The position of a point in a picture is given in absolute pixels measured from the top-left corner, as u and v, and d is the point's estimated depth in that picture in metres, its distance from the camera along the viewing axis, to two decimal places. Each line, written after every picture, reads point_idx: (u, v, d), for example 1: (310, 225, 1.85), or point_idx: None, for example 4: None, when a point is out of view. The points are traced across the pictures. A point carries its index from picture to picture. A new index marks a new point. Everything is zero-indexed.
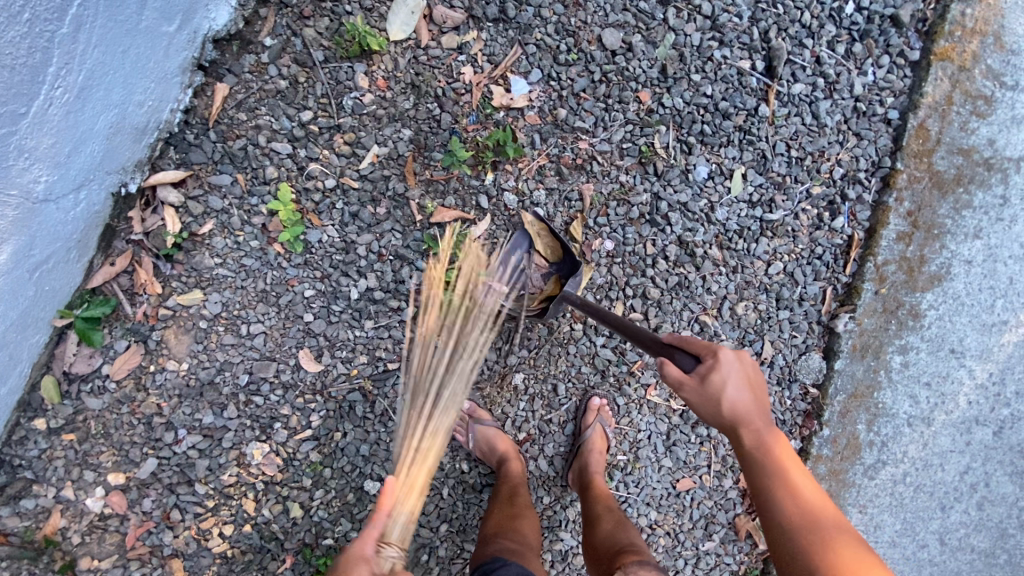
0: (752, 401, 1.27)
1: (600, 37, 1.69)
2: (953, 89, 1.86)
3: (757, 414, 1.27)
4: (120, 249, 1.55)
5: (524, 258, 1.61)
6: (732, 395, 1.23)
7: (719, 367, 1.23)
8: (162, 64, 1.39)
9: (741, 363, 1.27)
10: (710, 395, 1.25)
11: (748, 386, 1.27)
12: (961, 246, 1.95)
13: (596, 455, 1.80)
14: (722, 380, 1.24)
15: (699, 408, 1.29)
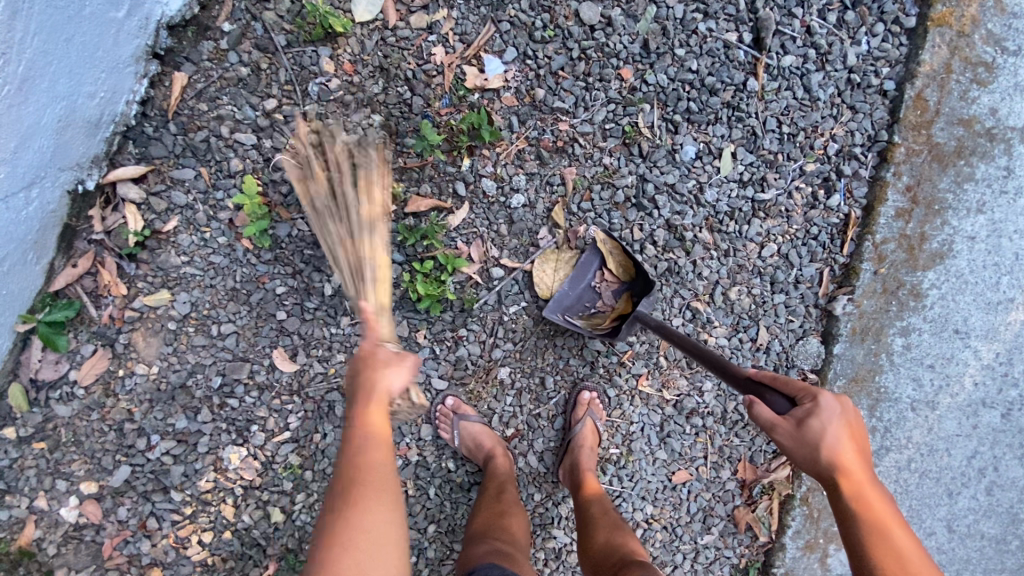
0: (855, 453, 1.10)
1: (577, 12, 1.61)
2: (953, 56, 1.77)
3: (863, 471, 1.09)
4: (81, 249, 1.48)
5: (596, 277, 1.72)
6: (833, 445, 1.07)
7: (824, 414, 1.09)
8: (112, 52, 1.32)
9: (846, 411, 1.11)
10: (808, 443, 1.10)
11: (851, 436, 1.11)
12: (964, 222, 1.87)
13: (586, 451, 1.73)
14: (824, 427, 1.09)
15: (792, 455, 1.12)
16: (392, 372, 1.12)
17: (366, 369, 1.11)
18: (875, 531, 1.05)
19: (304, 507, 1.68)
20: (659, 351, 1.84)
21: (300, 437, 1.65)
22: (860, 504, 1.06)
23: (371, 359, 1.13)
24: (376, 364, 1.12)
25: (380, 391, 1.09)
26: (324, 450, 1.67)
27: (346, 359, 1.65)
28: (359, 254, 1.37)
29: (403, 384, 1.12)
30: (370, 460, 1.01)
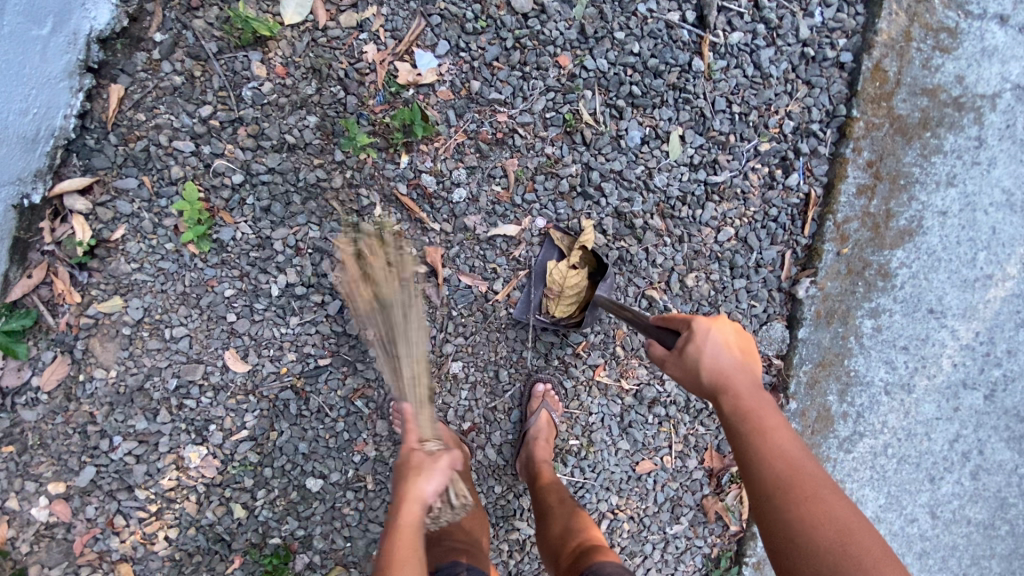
0: (737, 366, 1.21)
1: (509, 1, 1.59)
2: (911, 23, 1.70)
3: (744, 381, 1.20)
4: (36, 261, 1.54)
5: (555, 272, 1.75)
6: (705, 362, 1.20)
7: (698, 338, 1.21)
8: (42, 69, 1.37)
9: (721, 330, 1.22)
10: (691, 366, 1.22)
11: (731, 351, 1.22)
12: (933, 196, 1.78)
13: (540, 443, 1.73)
14: (700, 347, 1.21)
15: (682, 381, 1.25)
16: (416, 478, 1.13)
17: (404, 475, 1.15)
18: (753, 432, 1.13)
19: (266, 503, 1.71)
20: (615, 340, 1.82)
21: (257, 435, 1.69)
22: (738, 411, 1.17)
23: (411, 460, 1.18)
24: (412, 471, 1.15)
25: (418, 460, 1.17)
26: (281, 447, 1.70)
27: (297, 358, 1.67)
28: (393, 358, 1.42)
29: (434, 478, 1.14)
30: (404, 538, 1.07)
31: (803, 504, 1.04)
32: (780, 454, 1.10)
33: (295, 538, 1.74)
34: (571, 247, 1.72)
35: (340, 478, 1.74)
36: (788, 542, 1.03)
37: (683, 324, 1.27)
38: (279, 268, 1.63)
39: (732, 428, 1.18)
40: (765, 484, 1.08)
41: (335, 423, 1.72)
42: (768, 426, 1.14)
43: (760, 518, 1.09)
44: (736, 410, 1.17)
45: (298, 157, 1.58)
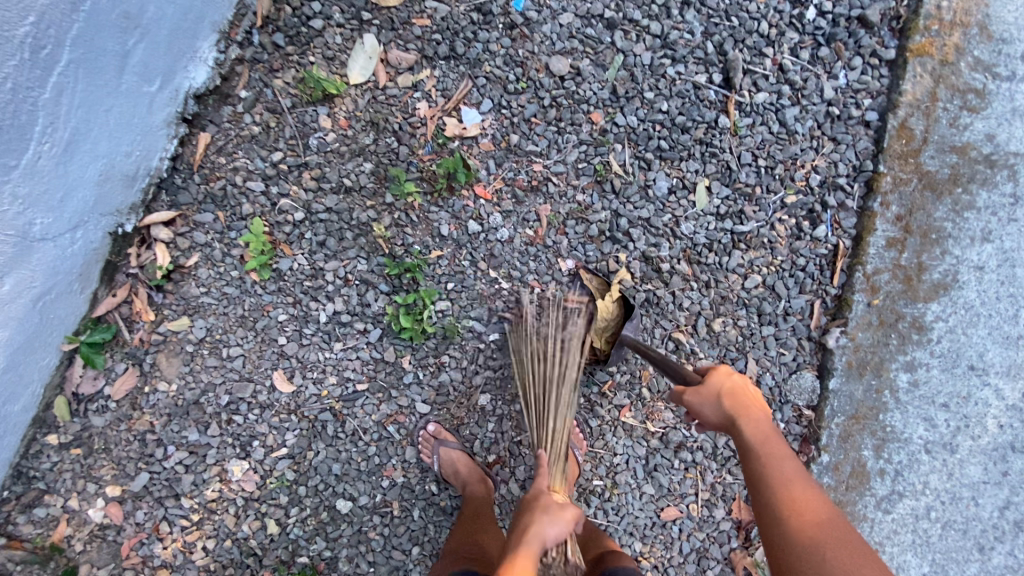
0: (753, 400, 1.28)
1: (547, 64, 1.75)
2: (936, 84, 1.75)
3: (758, 414, 1.26)
4: (120, 282, 1.74)
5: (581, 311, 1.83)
6: (724, 395, 1.27)
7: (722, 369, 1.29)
8: (146, 118, 1.57)
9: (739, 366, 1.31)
10: (710, 392, 1.28)
11: (747, 388, 1.29)
12: (968, 251, 1.78)
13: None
14: (722, 376, 1.28)
15: (700, 407, 1.30)
16: (556, 518, 1.29)
17: (534, 509, 1.33)
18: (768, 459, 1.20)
19: (298, 521, 1.80)
20: (641, 382, 1.85)
21: (295, 453, 1.80)
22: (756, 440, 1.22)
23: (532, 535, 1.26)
24: (541, 506, 1.33)
25: (557, 504, 1.34)
26: (316, 466, 1.80)
27: (337, 382, 1.80)
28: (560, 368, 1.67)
29: (570, 523, 1.30)
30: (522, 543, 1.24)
31: (813, 527, 1.10)
32: (792, 484, 1.16)
33: (322, 558, 1.80)
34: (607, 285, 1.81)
35: (368, 501, 1.81)
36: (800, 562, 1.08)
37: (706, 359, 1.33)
38: (328, 296, 1.78)
39: (747, 456, 1.22)
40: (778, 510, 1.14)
41: (367, 447, 1.81)
42: (781, 458, 1.20)
43: (771, 541, 1.14)
44: (755, 438, 1.22)
45: (353, 198, 1.76)
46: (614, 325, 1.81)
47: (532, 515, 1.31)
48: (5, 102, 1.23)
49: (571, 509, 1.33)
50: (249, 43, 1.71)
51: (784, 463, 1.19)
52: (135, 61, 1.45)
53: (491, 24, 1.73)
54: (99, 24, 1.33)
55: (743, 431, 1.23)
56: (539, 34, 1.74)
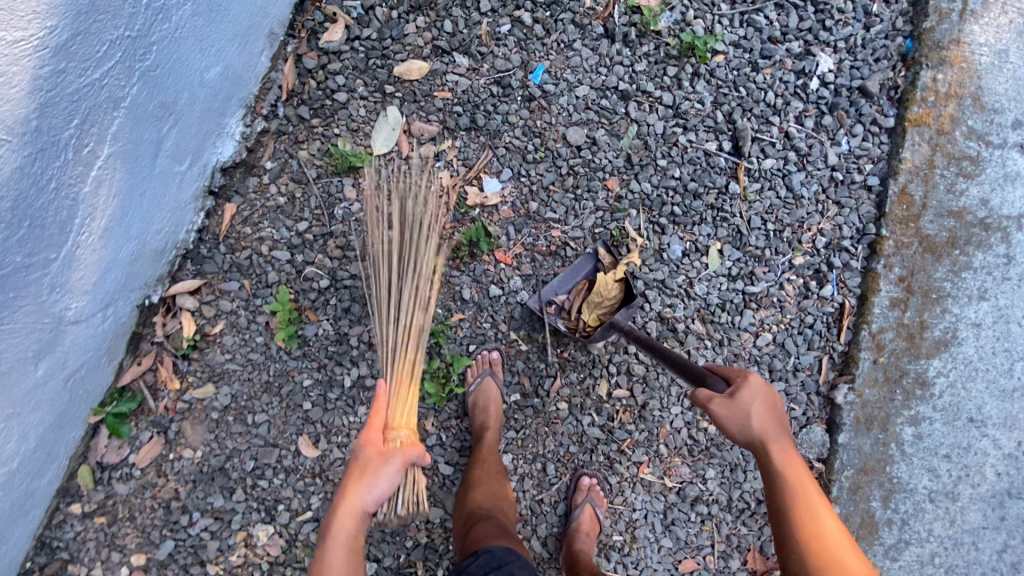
0: (778, 424, 1.30)
1: (565, 135, 1.81)
2: (934, 152, 1.84)
3: (783, 436, 1.30)
4: (145, 350, 1.75)
5: (579, 288, 1.80)
6: (756, 411, 1.29)
7: (751, 387, 1.30)
8: (176, 195, 1.60)
9: (768, 387, 1.32)
10: (743, 414, 1.29)
11: (775, 411, 1.31)
12: (966, 309, 1.87)
13: (584, 535, 1.81)
14: (751, 396, 1.29)
15: (731, 428, 1.30)
16: (376, 476, 1.30)
17: (352, 476, 1.30)
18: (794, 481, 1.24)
19: None
20: (658, 439, 1.91)
21: (320, 516, 1.81)
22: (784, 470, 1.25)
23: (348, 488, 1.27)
24: (359, 470, 1.31)
25: (379, 460, 1.33)
26: None
27: None
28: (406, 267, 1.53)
29: (391, 483, 1.31)
30: (345, 517, 1.24)
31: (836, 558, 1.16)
32: (814, 511, 1.21)
33: None
34: (615, 265, 1.79)
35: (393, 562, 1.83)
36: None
37: (736, 376, 1.34)
38: (353, 361, 1.81)
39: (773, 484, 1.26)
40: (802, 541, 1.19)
41: None
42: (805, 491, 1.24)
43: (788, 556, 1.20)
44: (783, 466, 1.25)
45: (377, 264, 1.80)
46: (610, 305, 1.77)
47: (353, 482, 1.28)
48: (48, 201, 1.24)
49: (392, 462, 1.33)
50: (275, 115, 1.74)
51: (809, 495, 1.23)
52: (169, 146, 1.48)
53: (510, 96, 1.80)
54: (138, 117, 1.35)
55: (772, 458, 1.26)
56: (556, 105, 1.81)
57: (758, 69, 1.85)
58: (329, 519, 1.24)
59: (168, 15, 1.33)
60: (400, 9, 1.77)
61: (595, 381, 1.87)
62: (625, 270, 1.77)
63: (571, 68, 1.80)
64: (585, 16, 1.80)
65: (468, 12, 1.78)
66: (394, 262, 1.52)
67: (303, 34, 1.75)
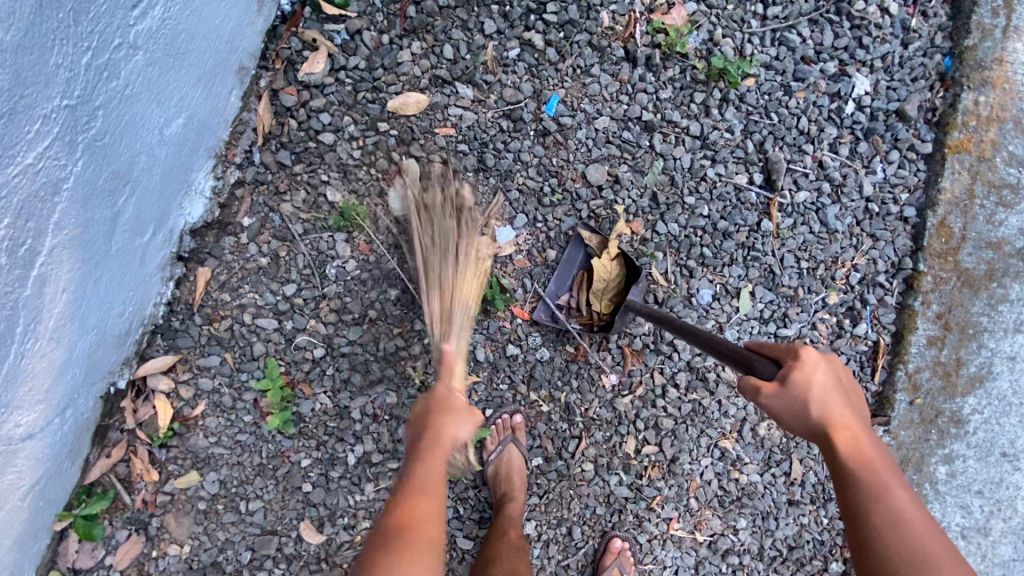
0: (842, 406, 1.04)
1: (584, 173, 1.62)
2: (973, 181, 1.74)
3: (853, 421, 1.04)
4: (114, 439, 1.52)
5: (577, 275, 1.64)
6: (819, 394, 1.02)
7: (811, 368, 1.01)
8: (140, 270, 1.38)
9: (827, 363, 1.04)
10: (798, 401, 1.02)
11: (839, 389, 1.05)
12: (1002, 343, 1.78)
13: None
14: (811, 377, 1.01)
15: (787, 420, 1.04)
16: (455, 426, 1.20)
17: (435, 417, 1.20)
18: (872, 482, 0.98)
19: None
20: (689, 493, 1.79)
21: None
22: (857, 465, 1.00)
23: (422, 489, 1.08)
24: (446, 412, 1.22)
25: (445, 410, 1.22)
26: None
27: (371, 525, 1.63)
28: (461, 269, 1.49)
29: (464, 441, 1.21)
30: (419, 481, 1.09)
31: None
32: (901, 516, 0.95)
33: None
34: (604, 244, 1.63)
35: None
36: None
37: (784, 352, 1.07)
38: (356, 435, 1.61)
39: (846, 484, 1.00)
40: (894, 558, 0.92)
41: None
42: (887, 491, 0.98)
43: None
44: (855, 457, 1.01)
45: (379, 327, 1.58)
46: (617, 285, 1.63)
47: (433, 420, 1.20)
48: None
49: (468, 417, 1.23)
50: (250, 163, 1.51)
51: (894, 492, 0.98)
52: (126, 218, 1.24)
53: (522, 131, 1.60)
54: (86, 194, 1.11)
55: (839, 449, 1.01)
56: (574, 140, 1.61)
57: (790, 92, 1.70)
58: (413, 467, 1.12)
59: (116, 72, 1.07)
60: (393, 33, 1.55)
61: (622, 437, 1.74)
62: (617, 246, 1.62)
63: (591, 97, 1.62)
64: (604, 37, 1.61)
65: (472, 36, 1.57)
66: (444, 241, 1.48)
67: (279, 65, 1.52)
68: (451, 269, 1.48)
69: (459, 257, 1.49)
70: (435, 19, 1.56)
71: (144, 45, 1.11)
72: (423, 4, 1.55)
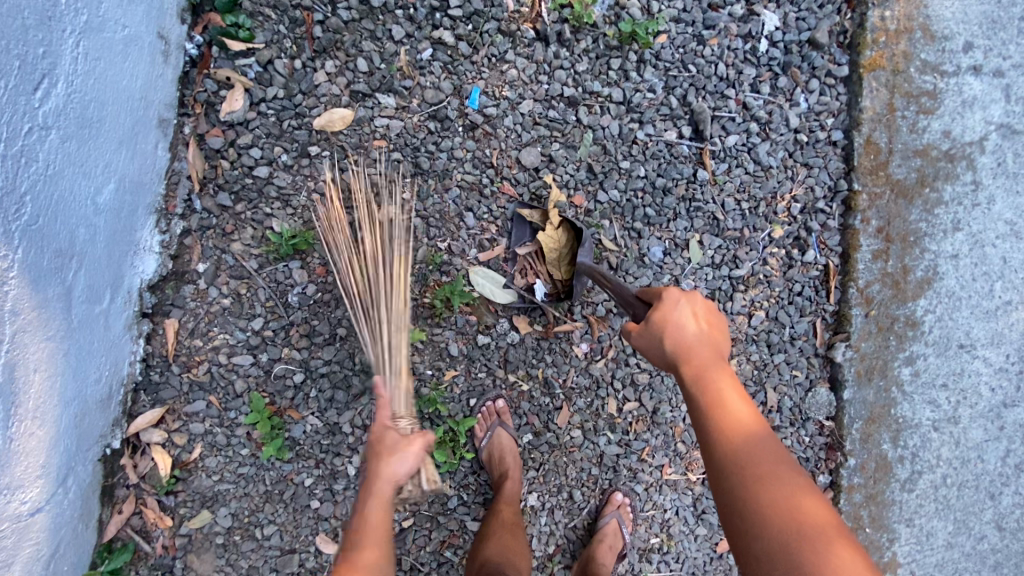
0: (704, 339, 1.17)
1: (519, 159, 1.68)
2: (892, 95, 1.81)
3: (709, 354, 1.16)
4: (122, 496, 1.58)
5: (528, 250, 1.70)
6: (674, 331, 1.16)
7: (668, 307, 1.17)
8: (107, 333, 1.42)
9: (690, 301, 1.19)
10: (655, 337, 1.18)
11: (700, 326, 1.18)
12: (943, 244, 1.86)
13: (604, 547, 1.77)
14: (667, 315, 1.17)
15: (649, 352, 1.21)
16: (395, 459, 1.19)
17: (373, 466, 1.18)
18: (713, 405, 1.10)
19: None
20: (675, 438, 1.87)
21: None
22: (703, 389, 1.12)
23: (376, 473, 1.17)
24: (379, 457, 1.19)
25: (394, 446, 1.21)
26: None
27: None
28: (391, 345, 1.48)
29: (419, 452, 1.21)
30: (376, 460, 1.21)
31: (760, 481, 1.00)
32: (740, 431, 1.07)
33: None
34: (545, 216, 1.68)
35: None
36: (746, 542, 0.98)
37: (655, 296, 1.23)
38: (351, 447, 1.67)
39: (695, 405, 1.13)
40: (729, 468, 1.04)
41: None
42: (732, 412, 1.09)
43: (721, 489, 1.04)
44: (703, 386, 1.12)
45: (351, 342, 1.64)
46: (568, 250, 1.69)
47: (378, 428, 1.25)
48: None
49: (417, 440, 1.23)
50: (192, 211, 1.55)
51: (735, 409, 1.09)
52: (81, 290, 1.28)
53: (450, 129, 1.64)
54: (35, 277, 1.14)
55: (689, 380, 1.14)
56: (502, 128, 1.67)
57: (704, 41, 1.75)
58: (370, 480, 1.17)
59: (33, 155, 1.08)
60: (304, 57, 1.57)
61: (603, 399, 1.81)
62: (559, 214, 1.68)
63: (509, 84, 1.67)
64: (512, 21, 1.66)
65: (382, 45, 1.60)
66: (370, 285, 1.50)
67: (199, 109, 1.54)
68: (368, 286, 1.50)
69: (392, 305, 1.50)
70: (342, 34, 1.58)
71: (56, 123, 1.13)
72: (327, 22, 1.58)
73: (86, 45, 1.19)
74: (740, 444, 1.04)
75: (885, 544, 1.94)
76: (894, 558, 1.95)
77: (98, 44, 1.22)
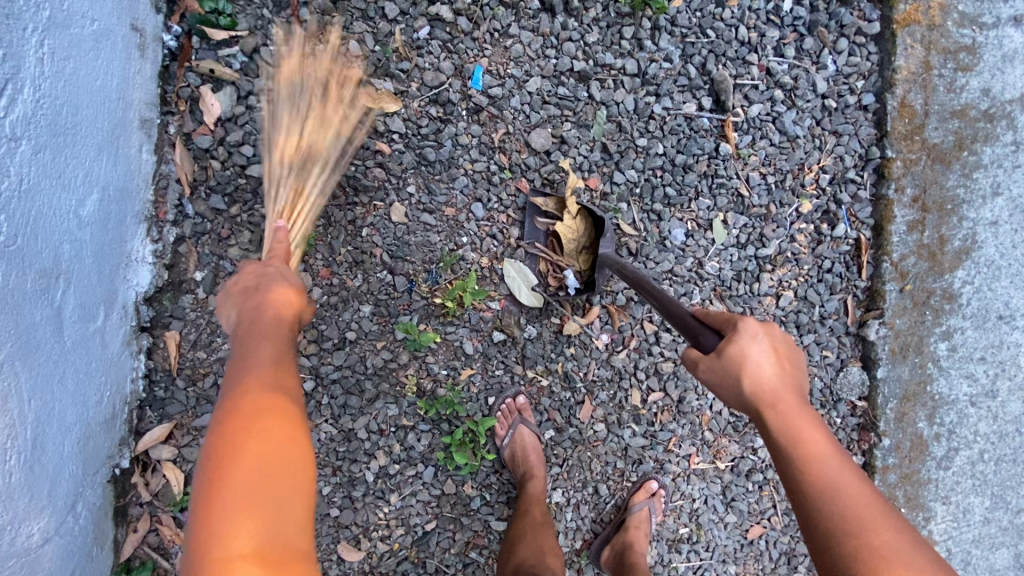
0: (783, 378, 1.03)
1: (528, 142, 1.57)
2: (927, 52, 1.68)
3: (790, 395, 1.02)
4: (136, 514, 1.52)
5: (546, 242, 1.61)
6: (750, 367, 1.02)
7: (743, 339, 1.03)
8: (105, 352, 1.35)
9: (769, 334, 1.05)
10: (728, 372, 1.04)
11: (779, 361, 1.04)
12: (982, 210, 1.75)
13: (638, 534, 1.68)
14: (743, 350, 1.03)
15: (719, 390, 1.07)
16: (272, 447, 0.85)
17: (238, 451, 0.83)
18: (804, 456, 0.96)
19: None
20: (702, 426, 1.79)
21: None
22: (788, 432, 0.99)
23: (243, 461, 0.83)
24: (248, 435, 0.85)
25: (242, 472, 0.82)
26: None
27: (405, 531, 1.65)
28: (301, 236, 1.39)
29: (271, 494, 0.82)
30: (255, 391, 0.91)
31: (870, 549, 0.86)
32: (842, 489, 0.93)
33: None
34: (562, 204, 1.59)
35: None
36: None
37: (725, 324, 1.09)
38: (368, 453, 1.61)
39: (780, 455, 1.00)
40: (832, 532, 0.90)
41: None
42: (820, 455, 0.97)
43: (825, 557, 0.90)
44: (786, 432, 0.99)
45: (362, 346, 1.57)
46: (587, 240, 1.61)
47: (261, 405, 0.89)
48: None
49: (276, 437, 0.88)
50: (184, 216, 1.46)
51: (828, 459, 0.96)
52: (71, 309, 1.20)
53: (453, 114, 1.53)
54: (20, 302, 1.06)
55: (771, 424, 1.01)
56: (509, 110, 1.55)
57: (722, 3, 1.62)
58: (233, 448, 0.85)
59: (5, 170, 0.99)
60: None
61: (626, 391, 1.73)
62: (576, 201, 1.58)
63: (514, 61, 1.55)
64: None
65: (376, 25, 1.48)
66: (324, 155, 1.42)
67: (183, 105, 1.44)
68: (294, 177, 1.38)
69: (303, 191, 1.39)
70: (332, 15, 1.47)
71: (25, 132, 1.03)
72: (315, 3, 1.46)
73: (51, 44, 1.08)
74: (843, 504, 0.91)
75: (921, 523, 1.88)
76: (930, 537, 1.89)
77: (65, 41, 1.11)
